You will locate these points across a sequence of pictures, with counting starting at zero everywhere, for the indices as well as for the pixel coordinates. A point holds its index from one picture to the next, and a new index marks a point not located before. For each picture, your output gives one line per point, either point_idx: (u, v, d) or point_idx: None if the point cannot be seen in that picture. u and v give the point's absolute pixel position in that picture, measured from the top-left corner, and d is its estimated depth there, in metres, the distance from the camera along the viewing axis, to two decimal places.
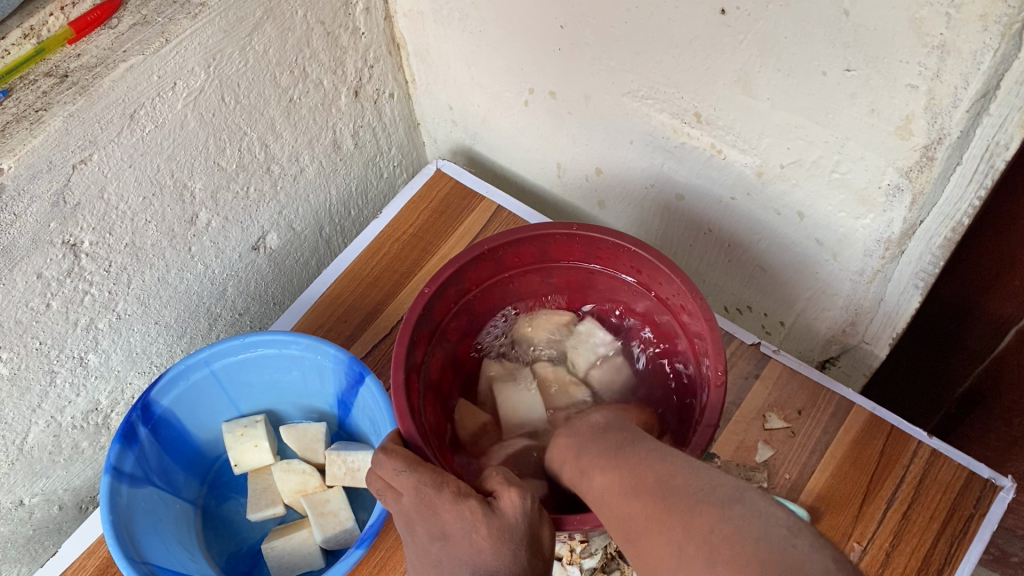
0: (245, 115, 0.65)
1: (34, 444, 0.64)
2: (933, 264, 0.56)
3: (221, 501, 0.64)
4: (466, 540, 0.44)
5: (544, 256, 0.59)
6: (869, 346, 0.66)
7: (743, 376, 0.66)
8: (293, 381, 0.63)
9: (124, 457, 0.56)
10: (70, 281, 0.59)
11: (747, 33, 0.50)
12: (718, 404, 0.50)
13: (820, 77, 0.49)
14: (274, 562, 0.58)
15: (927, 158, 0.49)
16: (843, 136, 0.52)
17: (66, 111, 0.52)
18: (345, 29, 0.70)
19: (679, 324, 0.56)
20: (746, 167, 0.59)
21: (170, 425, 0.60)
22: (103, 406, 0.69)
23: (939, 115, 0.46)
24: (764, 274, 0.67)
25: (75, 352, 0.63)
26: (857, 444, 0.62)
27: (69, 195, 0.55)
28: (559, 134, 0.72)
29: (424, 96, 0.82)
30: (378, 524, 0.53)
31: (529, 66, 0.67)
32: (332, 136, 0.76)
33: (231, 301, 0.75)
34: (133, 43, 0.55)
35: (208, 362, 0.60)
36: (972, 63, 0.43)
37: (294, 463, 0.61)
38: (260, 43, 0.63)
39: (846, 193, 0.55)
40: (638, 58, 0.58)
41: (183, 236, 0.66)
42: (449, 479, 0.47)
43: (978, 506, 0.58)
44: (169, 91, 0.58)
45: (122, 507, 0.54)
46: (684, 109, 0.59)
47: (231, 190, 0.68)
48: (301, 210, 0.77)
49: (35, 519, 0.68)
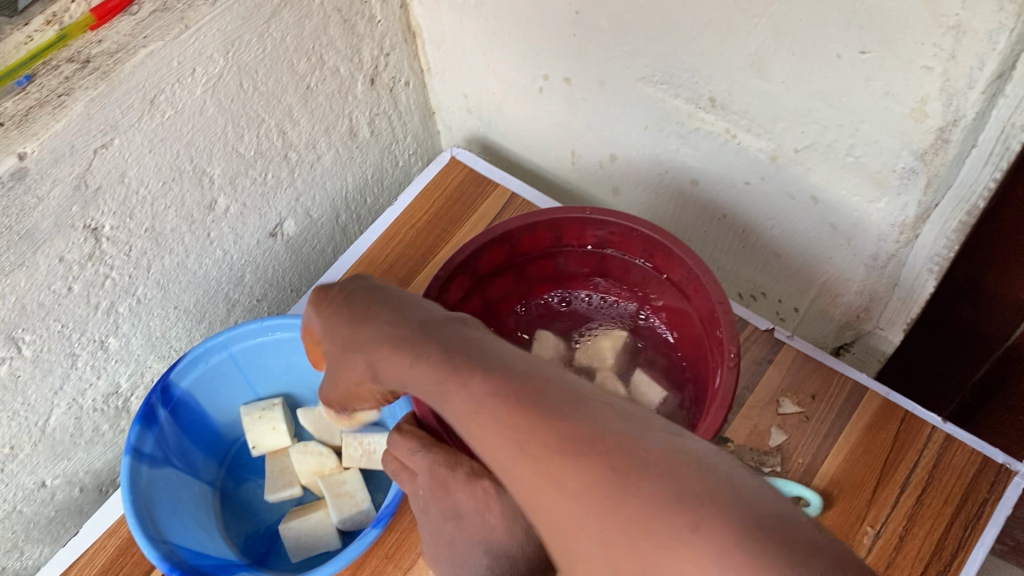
0: (263, 102, 0.66)
1: (56, 426, 0.65)
2: (948, 248, 0.56)
3: (239, 484, 0.65)
4: (480, 519, 0.45)
5: (559, 241, 0.60)
6: (883, 332, 0.66)
7: (757, 361, 0.66)
8: (310, 365, 0.64)
9: (143, 438, 0.56)
10: (90, 265, 0.60)
11: (762, 16, 0.50)
12: (730, 385, 0.50)
13: (835, 59, 0.49)
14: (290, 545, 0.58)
15: (942, 140, 0.49)
16: (858, 119, 0.52)
17: (88, 95, 0.53)
18: (362, 17, 0.71)
19: (693, 308, 0.56)
20: (760, 152, 0.59)
21: (189, 408, 0.61)
22: (123, 389, 0.70)
23: (954, 96, 0.46)
24: (778, 259, 0.67)
25: (96, 336, 0.64)
26: (870, 430, 0.62)
27: (90, 179, 0.56)
28: (574, 120, 0.72)
29: (439, 84, 0.82)
30: (394, 504, 0.53)
31: (544, 53, 0.67)
32: (348, 124, 0.76)
33: (249, 287, 0.76)
34: (154, 29, 0.56)
35: (226, 345, 0.60)
36: (987, 43, 0.43)
37: (311, 446, 0.63)
38: (278, 30, 0.63)
39: (860, 177, 0.55)
40: (653, 43, 0.58)
41: (202, 221, 0.67)
42: (463, 459, 0.47)
43: (992, 491, 0.58)
44: (189, 77, 0.59)
45: (141, 487, 0.55)
46: (699, 94, 0.59)
47: (249, 176, 0.69)
48: (317, 197, 0.78)
49: (56, 500, 0.69)
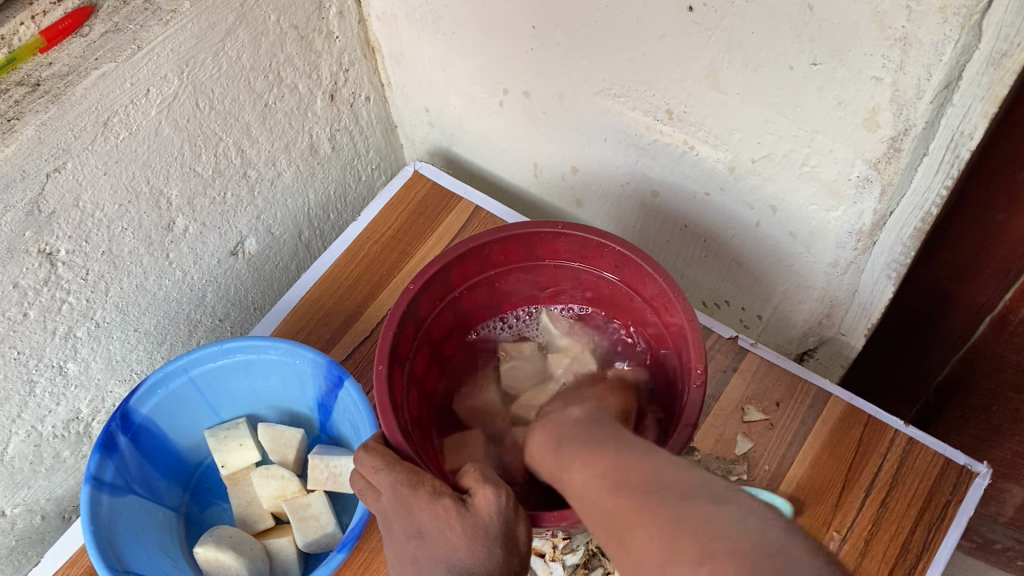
0: (220, 121, 0.65)
1: (15, 454, 0.64)
2: (904, 254, 0.57)
3: (204, 508, 0.64)
4: (442, 539, 0.45)
5: (529, 254, 0.60)
6: (844, 337, 0.67)
7: (721, 369, 0.67)
8: (273, 386, 0.63)
9: (104, 467, 0.56)
10: (46, 290, 0.59)
11: (714, 30, 0.51)
12: (697, 403, 0.50)
13: (787, 71, 0.50)
14: None
15: (894, 149, 0.50)
16: (812, 129, 0.52)
17: (38, 119, 0.52)
18: (319, 33, 0.70)
19: (664, 325, 0.57)
20: (718, 163, 0.60)
21: (151, 433, 0.60)
22: (84, 414, 0.69)
23: (904, 106, 0.47)
24: (740, 268, 0.68)
25: (55, 361, 0.63)
26: (835, 435, 0.63)
27: (44, 204, 0.55)
28: (534, 134, 0.72)
29: (400, 98, 0.82)
30: (359, 527, 0.52)
31: (502, 66, 0.67)
32: (308, 140, 0.76)
33: (210, 307, 0.75)
34: (105, 51, 0.55)
35: (186, 369, 0.60)
36: (933, 55, 0.43)
37: (272, 469, 0.60)
38: (233, 48, 0.63)
39: (817, 186, 0.56)
40: (610, 57, 0.59)
41: (160, 241, 0.66)
42: (425, 478, 0.47)
43: (954, 492, 0.59)
44: (143, 98, 0.58)
45: (103, 517, 0.54)
46: (656, 106, 0.60)
47: (207, 197, 0.68)
48: (279, 214, 0.77)
49: (17, 529, 0.68)
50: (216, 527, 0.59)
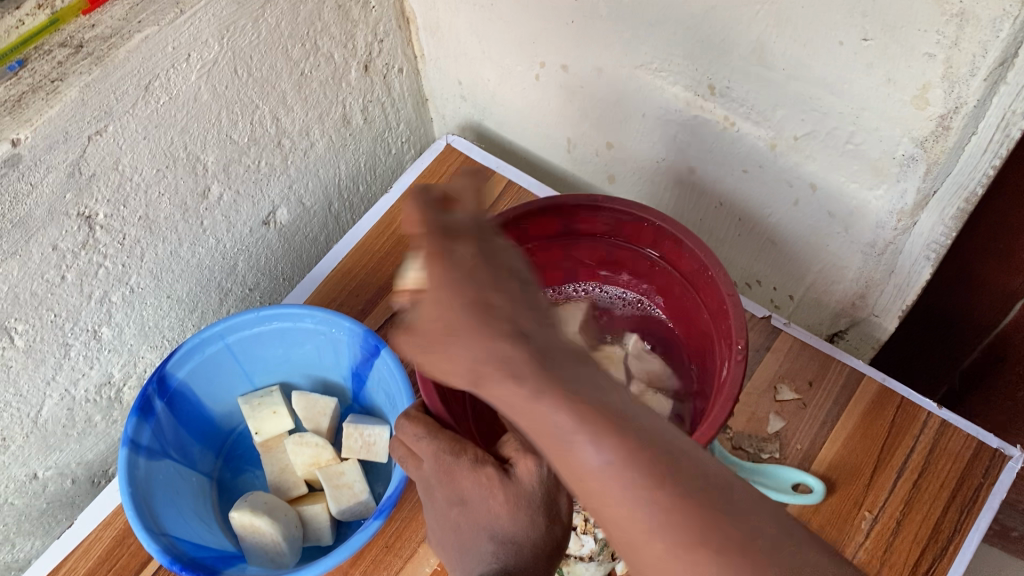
0: (257, 88, 0.65)
1: (48, 417, 0.64)
2: (945, 235, 0.56)
3: (237, 474, 0.65)
4: (485, 506, 0.45)
5: (567, 227, 0.60)
6: (878, 319, 0.67)
7: (754, 348, 0.67)
8: (307, 355, 0.64)
9: (140, 430, 0.56)
10: (84, 254, 0.59)
11: (764, 3, 0.50)
12: (738, 376, 0.50)
13: (837, 46, 0.49)
14: (269, 545, 0.56)
15: (943, 127, 0.49)
16: (859, 106, 0.52)
17: (82, 81, 0.52)
18: (356, 2, 0.70)
19: (704, 300, 0.56)
20: (759, 140, 0.59)
21: (186, 399, 0.61)
22: (116, 379, 0.69)
23: (956, 83, 0.46)
24: (775, 247, 0.68)
25: (89, 325, 0.63)
26: (868, 415, 0.63)
27: (84, 166, 0.55)
28: (569, 108, 0.72)
29: (433, 71, 0.82)
30: (397, 495, 0.52)
31: (540, 39, 0.67)
32: (341, 111, 0.76)
33: (242, 276, 0.75)
34: (148, 14, 0.55)
35: (222, 335, 0.60)
36: (990, 30, 0.43)
37: (307, 437, 0.61)
38: (273, 15, 0.63)
39: (860, 164, 0.55)
40: (653, 31, 0.58)
41: (195, 209, 0.66)
42: (467, 446, 0.47)
43: (987, 475, 0.59)
44: (183, 62, 0.58)
45: (140, 479, 0.54)
46: (699, 81, 0.59)
47: (242, 164, 0.68)
48: (310, 184, 0.77)
49: (48, 492, 0.68)
50: (251, 493, 0.59)
